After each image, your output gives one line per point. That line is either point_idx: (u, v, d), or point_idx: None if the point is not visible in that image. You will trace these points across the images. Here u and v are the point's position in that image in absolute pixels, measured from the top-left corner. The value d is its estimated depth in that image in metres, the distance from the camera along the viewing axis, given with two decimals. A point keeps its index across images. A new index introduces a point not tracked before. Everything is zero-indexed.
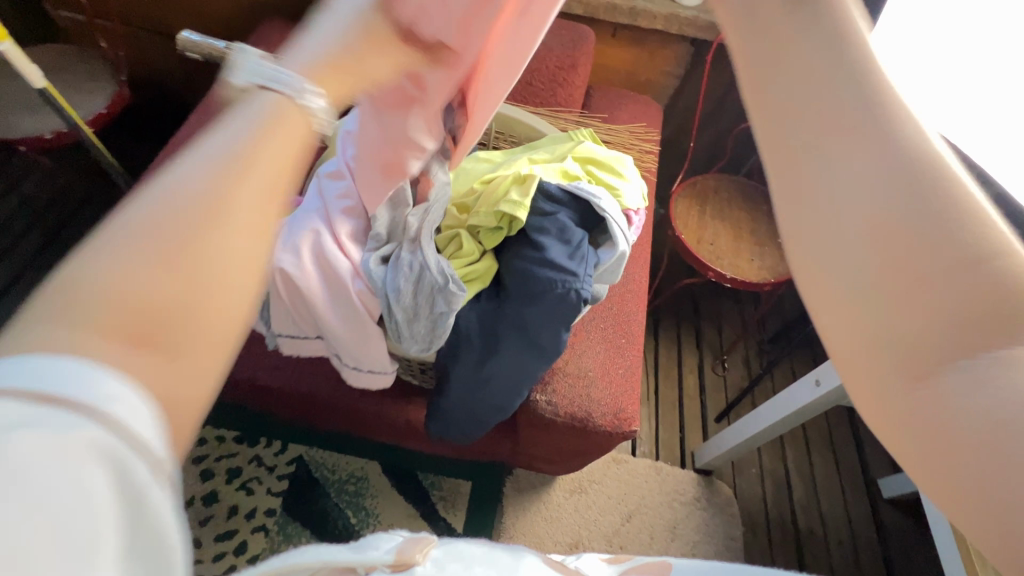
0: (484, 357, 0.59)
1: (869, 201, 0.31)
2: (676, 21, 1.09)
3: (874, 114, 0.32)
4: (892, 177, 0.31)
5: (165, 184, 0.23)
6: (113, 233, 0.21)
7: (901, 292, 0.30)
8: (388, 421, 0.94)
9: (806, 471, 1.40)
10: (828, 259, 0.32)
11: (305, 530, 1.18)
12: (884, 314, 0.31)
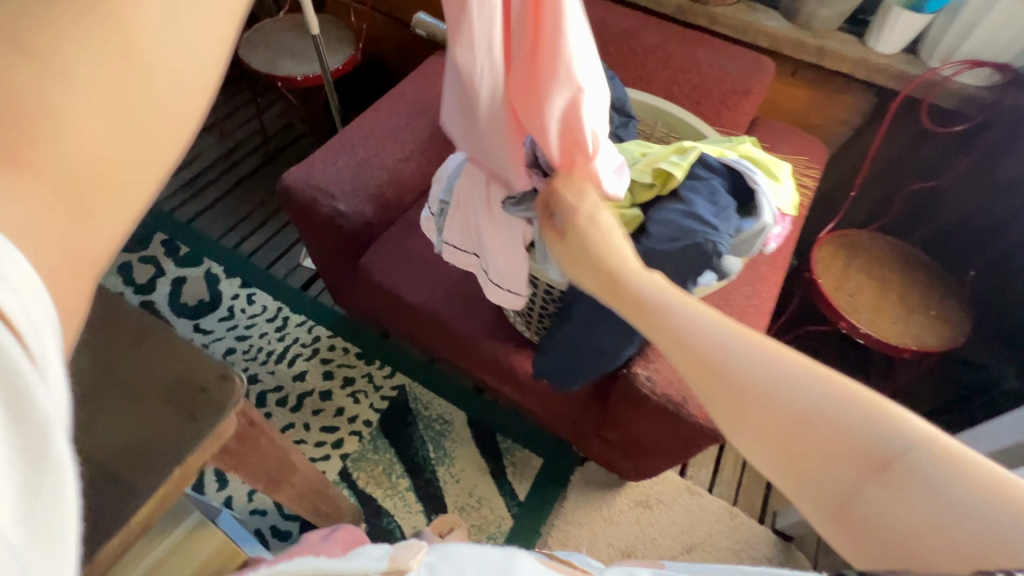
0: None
1: (752, 417, 0.45)
2: (866, 67, 1.09)
3: (723, 344, 0.45)
4: (757, 392, 0.44)
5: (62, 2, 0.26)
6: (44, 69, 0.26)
7: (799, 442, 0.44)
8: (495, 362, 1.04)
9: None
10: (748, 426, 0.46)
11: (390, 448, 1.31)
12: (798, 478, 0.45)
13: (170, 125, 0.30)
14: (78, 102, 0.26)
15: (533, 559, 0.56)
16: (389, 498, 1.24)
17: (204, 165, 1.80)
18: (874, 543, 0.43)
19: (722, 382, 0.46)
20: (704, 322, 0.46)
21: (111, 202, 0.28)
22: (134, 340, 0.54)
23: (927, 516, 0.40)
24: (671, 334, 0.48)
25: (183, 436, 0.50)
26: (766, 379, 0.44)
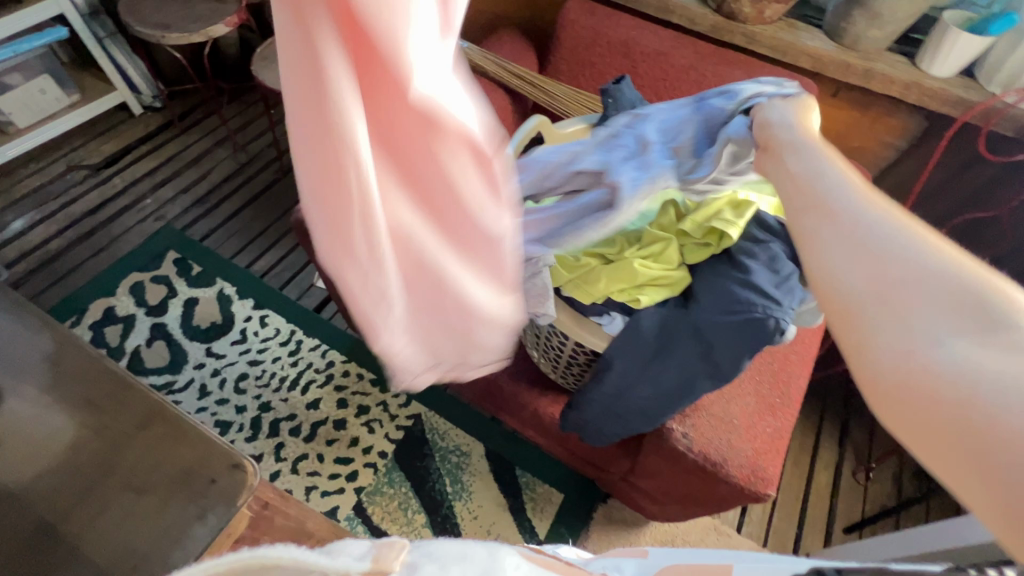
0: (653, 354, 0.60)
1: (859, 251, 0.40)
2: (918, 91, 1.02)
3: (852, 194, 0.42)
4: (873, 233, 0.40)
5: None
6: None
7: (879, 286, 0.39)
8: (517, 406, 0.98)
9: None
10: (846, 259, 0.40)
11: (406, 482, 1.27)
12: (879, 324, 0.38)
13: None
14: None
15: (519, 554, 0.40)
16: (405, 535, 1.20)
17: (217, 180, 1.76)
18: (941, 417, 0.34)
19: (838, 220, 0.42)
20: (839, 177, 0.43)
21: None
22: (138, 428, 0.51)
23: (992, 377, 0.33)
24: (795, 188, 0.45)
25: (199, 538, 0.46)
26: (849, 202, 0.42)
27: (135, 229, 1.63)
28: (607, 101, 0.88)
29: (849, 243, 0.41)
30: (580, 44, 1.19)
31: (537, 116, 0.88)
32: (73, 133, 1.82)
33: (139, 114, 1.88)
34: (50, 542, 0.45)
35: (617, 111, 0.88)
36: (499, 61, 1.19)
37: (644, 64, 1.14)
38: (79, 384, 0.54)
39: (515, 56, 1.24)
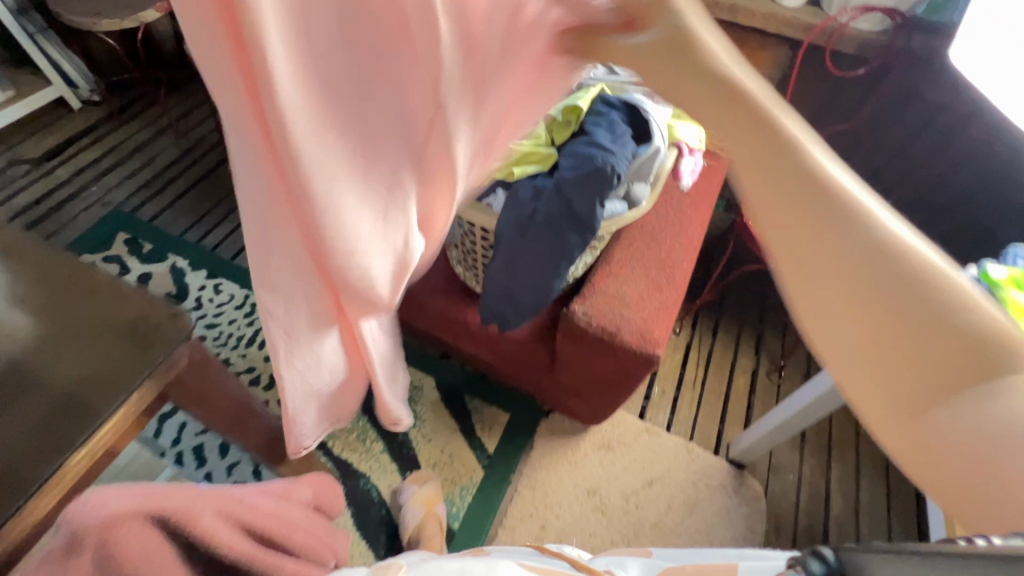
0: (532, 214, 0.72)
1: (841, 287, 0.42)
2: (774, 20, 1.17)
3: (849, 213, 0.42)
4: (864, 265, 0.42)
5: None
6: None
7: (873, 338, 0.42)
8: (448, 319, 1.10)
9: (849, 492, 1.32)
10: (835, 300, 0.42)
11: (363, 417, 1.36)
12: (873, 366, 0.42)
13: None
14: None
15: (513, 563, 0.59)
16: (364, 462, 1.30)
17: (161, 166, 1.82)
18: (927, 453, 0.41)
19: (838, 250, 0.42)
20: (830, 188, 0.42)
21: None
22: (91, 291, 0.60)
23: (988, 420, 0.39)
24: (789, 203, 0.43)
25: (147, 366, 0.55)
26: (832, 207, 0.42)
27: (81, 215, 1.68)
28: None
29: (839, 278, 0.42)
30: None
31: None
32: (11, 129, 1.84)
33: (77, 108, 1.91)
34: (11, 378, 0.54)
35: None
36: None
37: None
38: (28, 262, 0.62)
39: None
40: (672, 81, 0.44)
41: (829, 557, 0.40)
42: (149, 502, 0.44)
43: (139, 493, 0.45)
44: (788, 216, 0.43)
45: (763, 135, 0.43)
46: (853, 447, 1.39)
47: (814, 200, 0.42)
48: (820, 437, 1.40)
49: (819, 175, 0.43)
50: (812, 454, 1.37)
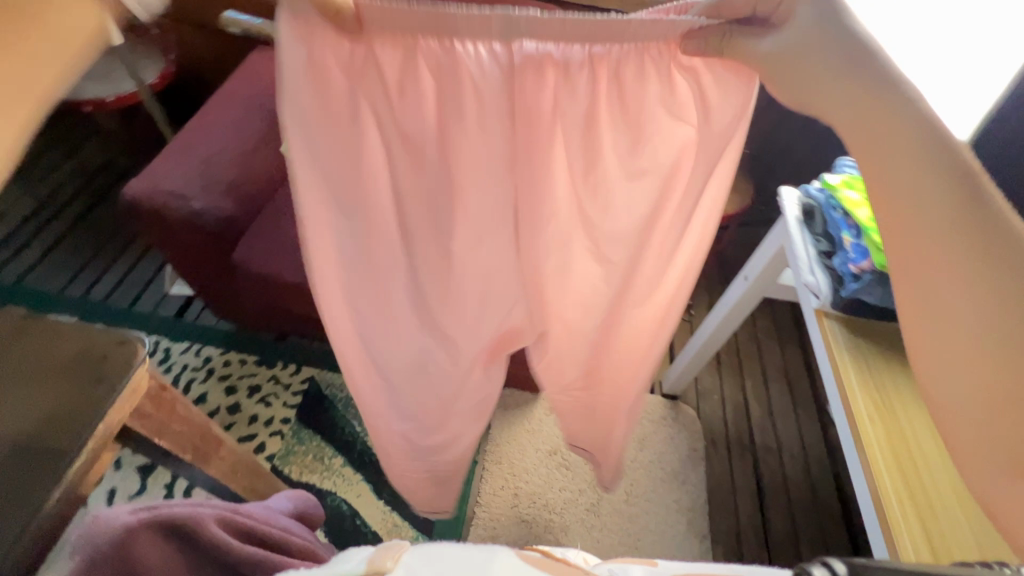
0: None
1: (959, 339, 0.45)
2: None
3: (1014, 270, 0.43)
4: (999, 324, 0.43)
5: None
6: None
7: (985, 393, 0.44)
8: None
9: (763, 398, 1.53)
10: (950, 347, 0.46)
11: (316, 436, 1.33)
12: (973, 418, 0.45)
13: None
14: None
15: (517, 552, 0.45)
16: (328, 478, 1.27)
17: (20, 220, 1.61)
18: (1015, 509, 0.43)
19: (974, 305, 0.44)
20: (999, 241, 0.43)
21: None
22: (17, 337, 0.56)
23: None
24: (970, 257, 0.44)
25: (102, 394, 0.53)
26: (992, 264, 0.44)
27: None
28: None
29: (972, 331, 0.44)
30: None
31: None
32: None
33: None
34: None
35: None
36: None
37: None
38: None
39: None
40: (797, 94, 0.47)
41: (842, 574, 0.27)
42: (158, 511, 0.47)
43: (143, 508, 0.48)
44: (931, 265, 0.47)
45: (948, 190, 0.45)
46: (759, 360, 1.61)
47: (971, 257, 0.44)
48: (733, 358, 1.61)
49: (990, 232, 0.44)
50: (729, 373, 1.58)
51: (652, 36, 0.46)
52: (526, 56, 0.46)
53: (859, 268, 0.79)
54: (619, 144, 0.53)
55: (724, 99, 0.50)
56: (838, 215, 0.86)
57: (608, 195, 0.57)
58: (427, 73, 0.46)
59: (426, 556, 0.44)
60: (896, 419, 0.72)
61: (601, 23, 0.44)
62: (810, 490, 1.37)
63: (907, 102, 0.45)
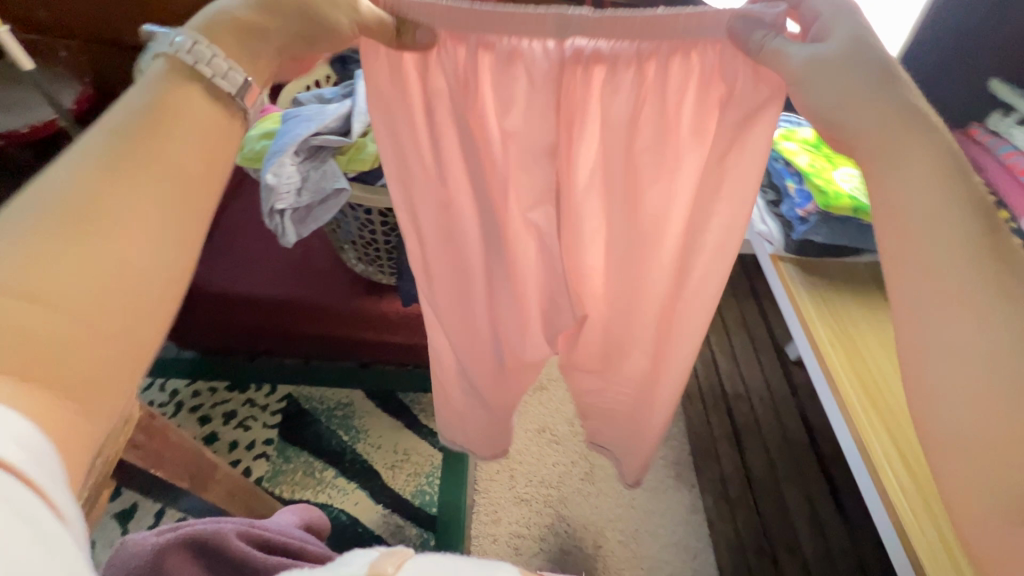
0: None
1: (958, 355, 0.40)
2: None
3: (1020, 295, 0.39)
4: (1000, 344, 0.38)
5: (132, 136, 0.40)
6: (116, 191, 0.38)
7: (988, 417, 0.38)
8: (366, 316, 1.14)
9: (727, 349, 1.63)
10: (945, 369, 0.40)
11: (303, 452, 1.31)
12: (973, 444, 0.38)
13: (126, 207, 0.38)
14: (118, 195, 0.38)
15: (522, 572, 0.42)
16: (322, 492, 1.25)
17: None
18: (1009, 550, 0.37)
19: (977, 323, 0.39)
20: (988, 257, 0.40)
21: (137, 190, 0.39)
22: None
23: None
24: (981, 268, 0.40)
25: None
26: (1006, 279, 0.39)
27: None
28: None
29: (974, 350, 0.39)
30: None
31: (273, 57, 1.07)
32: None
33: None
34: None
35: None
36: None
37: None
38: None
39: None
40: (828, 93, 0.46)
41: None
42: (183, 530, 0.49)
43: (168, 529, 0.51)
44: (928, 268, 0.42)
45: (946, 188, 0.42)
46: (719, 314, 1.70)
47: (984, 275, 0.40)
48: None
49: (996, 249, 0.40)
50: None
51: (696, 33, 0.51)
52: (575, 50, 0.53)
53: (806, 212, 0.86)
54: (654, 134, 0.58)
55: (745, 98, 0.53)
56: (780, 165, 0.94)
57: (642, 183, 0.62)
58: (489, 56, 0.54)
59: (427, 565, 0.42)
60: (855, 344, 0.81)
61: (648, 22, 0.50)
62: (780, 427, 1.48)
63: (928, 130, 0.44)
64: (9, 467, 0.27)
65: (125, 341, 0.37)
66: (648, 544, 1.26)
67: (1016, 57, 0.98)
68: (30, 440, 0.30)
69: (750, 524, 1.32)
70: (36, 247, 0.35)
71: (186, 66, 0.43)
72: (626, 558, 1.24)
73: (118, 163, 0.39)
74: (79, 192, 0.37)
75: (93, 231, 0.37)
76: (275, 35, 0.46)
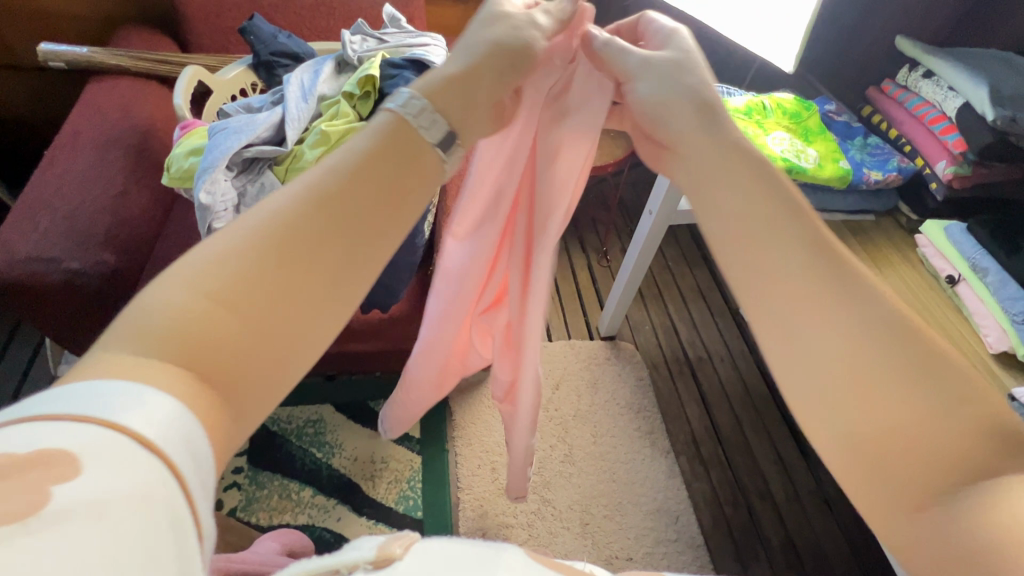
0: None
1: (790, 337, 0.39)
2: None
3: (833, 268, 0.38)
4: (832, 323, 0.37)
5: (351, 182, 0.37)
6: (319, 231, 0.35)
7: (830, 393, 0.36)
8: None
9: (685, 316, 1.68)
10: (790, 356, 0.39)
11: (276, 475, 1.26)
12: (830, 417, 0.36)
13: (331, 250, 0.36)
14: (334, 236, 0.36)
15: (522, 552, 0.43)
16: (301, 513, 1.22)
17: None
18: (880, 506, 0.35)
19: (805, 304, 0.38)
20: (806, 233, 0.39)
21: (350, 236, 0.37)
22: None
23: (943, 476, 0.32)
24: (803, 250, 0.39)
25: None
26: (814, 254, 0.39)
27: None
28: (249, 38, 1.03)
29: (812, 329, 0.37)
30: (208, 13, 1.24)
31: (190, 67, 1.01)
32: None
33: None
34: None
35: (264, 44, 1.04)
36: (131, 54, 1.17)
37: (276, 13, 1.24)
38: None
39: (146, 44, 1.22)
40: (657, 95, 0.46)
41: None
42: None
43: None
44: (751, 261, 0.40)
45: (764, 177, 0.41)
46: (674, 284, 1.75)
47: (810, 251, 0.39)
48: (653, 288, 1.75)
49: (816, 234, 0.39)
50: (652, 303, 1.71)
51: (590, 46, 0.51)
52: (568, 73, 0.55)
53: None
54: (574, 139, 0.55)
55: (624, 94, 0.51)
56: None
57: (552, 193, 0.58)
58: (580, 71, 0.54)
59: (431, 552, 0.42)
60: None
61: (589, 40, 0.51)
62: (741, 384, 1.55)
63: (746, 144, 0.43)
64: (159, 454, 0.26)
65: (292, 364, 0.35)
66: (632, 514, 1.30)
67: (913, 14, 1.06)
68: (192, 437, 0.28)
69: (724, 480, 1.38)
70: (248, 266, 0.33)
71: (410, 124, 0.41)
72: (614, 530, 1.27)
73: (334, 204, 0.36)
74: (290, 230, 0.35)
75: (301, 268, 0.35)
76: (485, 77, 0.44)
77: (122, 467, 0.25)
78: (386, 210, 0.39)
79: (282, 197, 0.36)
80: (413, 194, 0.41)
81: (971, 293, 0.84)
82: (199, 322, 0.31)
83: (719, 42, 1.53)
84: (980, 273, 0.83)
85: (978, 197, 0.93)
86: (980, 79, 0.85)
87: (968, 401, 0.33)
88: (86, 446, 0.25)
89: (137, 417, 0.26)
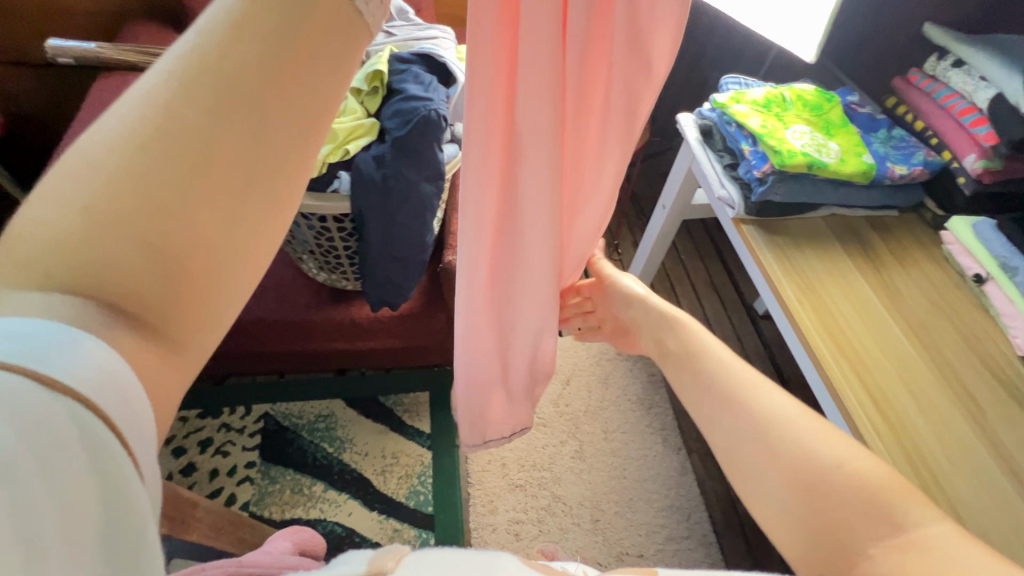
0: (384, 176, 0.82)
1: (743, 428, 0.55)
2: None
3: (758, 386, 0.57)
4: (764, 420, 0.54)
5: (233, 53, 0.29)
6: (209, 127, 0.29)
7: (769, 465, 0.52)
8: (335, 325, 1.11)
9: (698, 311, 1.66)
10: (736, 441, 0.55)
11: (287, 470, 1.27)
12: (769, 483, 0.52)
13: (225, 145, 0.30)
14: (224, 128, 0.29)
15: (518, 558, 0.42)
16: (313, 507, 1.23)
17: None
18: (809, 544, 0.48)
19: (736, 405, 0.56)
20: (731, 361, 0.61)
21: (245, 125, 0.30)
22: None
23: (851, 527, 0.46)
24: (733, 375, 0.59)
25: None
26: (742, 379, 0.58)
27: None
28: None
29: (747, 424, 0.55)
30: None
31: None
32: None
33: None
34: None
35: None
36: (139, 48, 1.16)
37: None
38: None
39: (154, 38, 1.21)
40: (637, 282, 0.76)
41: None
42: None
43: None
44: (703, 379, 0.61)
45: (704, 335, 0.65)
46: (687, 279, 1.73)
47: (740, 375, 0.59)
48: (666, 283, 1.72)
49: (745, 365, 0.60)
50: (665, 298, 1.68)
51: None
52: None
53: (763, 172, 0.87)
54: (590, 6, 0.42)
55: None
56: (731, 129, 0.95)
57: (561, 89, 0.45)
58: None
59: (423, 563, 0.41)
60: (822, 299, 0.83)
61: None
62: None
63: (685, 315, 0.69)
64: (89, 406, 0.28)
65: (224, 305, 0.33)
66: (643, 510, 1.29)
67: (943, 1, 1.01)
68: (129, 389, 0.30)
69: None
70: (126, 171, 0.28)
71: None
72: (624, 526, 1.27)
73: (214, 84, 0.29)
74: (173, 123, 0.29)
75: (192, 170, 0.29)
76: None
77: (51, 415, 0.27)
78: (282, 87, 0.30)
79: (154, 83, 0.30)
80: (324, 68, 0.31)
81: (1000, 293, 0.81)
82: (97, 244, 0.28)
83: (743, 35, 1.51)
84: (1010, 272, 0.80)
85: (1006, 194, 0.90)
86: (1016, 70, 0.81)
87: (853, 488, 0.48)
88: (18, 395, 0.27)
89: (69, 366, 0.28)
